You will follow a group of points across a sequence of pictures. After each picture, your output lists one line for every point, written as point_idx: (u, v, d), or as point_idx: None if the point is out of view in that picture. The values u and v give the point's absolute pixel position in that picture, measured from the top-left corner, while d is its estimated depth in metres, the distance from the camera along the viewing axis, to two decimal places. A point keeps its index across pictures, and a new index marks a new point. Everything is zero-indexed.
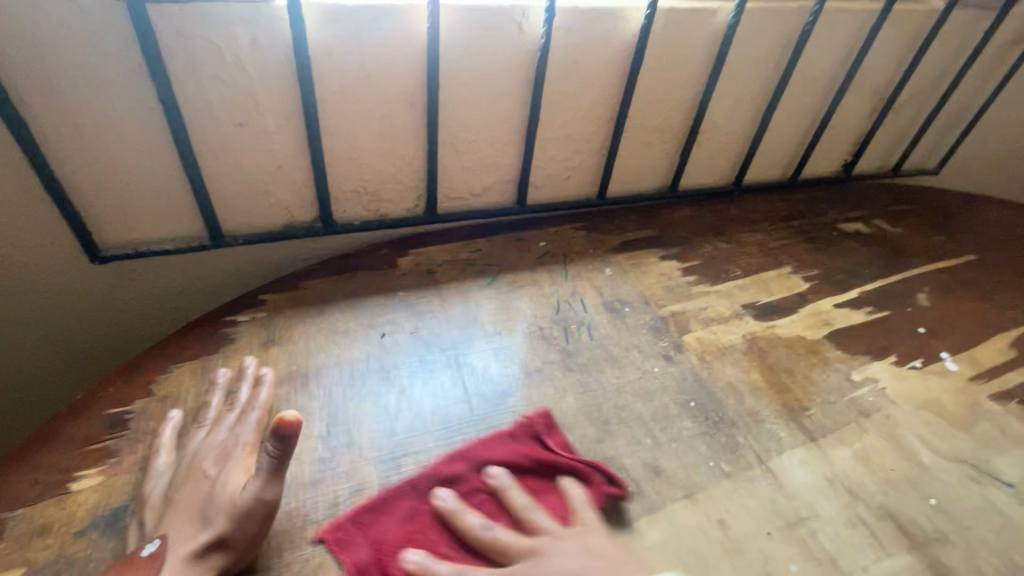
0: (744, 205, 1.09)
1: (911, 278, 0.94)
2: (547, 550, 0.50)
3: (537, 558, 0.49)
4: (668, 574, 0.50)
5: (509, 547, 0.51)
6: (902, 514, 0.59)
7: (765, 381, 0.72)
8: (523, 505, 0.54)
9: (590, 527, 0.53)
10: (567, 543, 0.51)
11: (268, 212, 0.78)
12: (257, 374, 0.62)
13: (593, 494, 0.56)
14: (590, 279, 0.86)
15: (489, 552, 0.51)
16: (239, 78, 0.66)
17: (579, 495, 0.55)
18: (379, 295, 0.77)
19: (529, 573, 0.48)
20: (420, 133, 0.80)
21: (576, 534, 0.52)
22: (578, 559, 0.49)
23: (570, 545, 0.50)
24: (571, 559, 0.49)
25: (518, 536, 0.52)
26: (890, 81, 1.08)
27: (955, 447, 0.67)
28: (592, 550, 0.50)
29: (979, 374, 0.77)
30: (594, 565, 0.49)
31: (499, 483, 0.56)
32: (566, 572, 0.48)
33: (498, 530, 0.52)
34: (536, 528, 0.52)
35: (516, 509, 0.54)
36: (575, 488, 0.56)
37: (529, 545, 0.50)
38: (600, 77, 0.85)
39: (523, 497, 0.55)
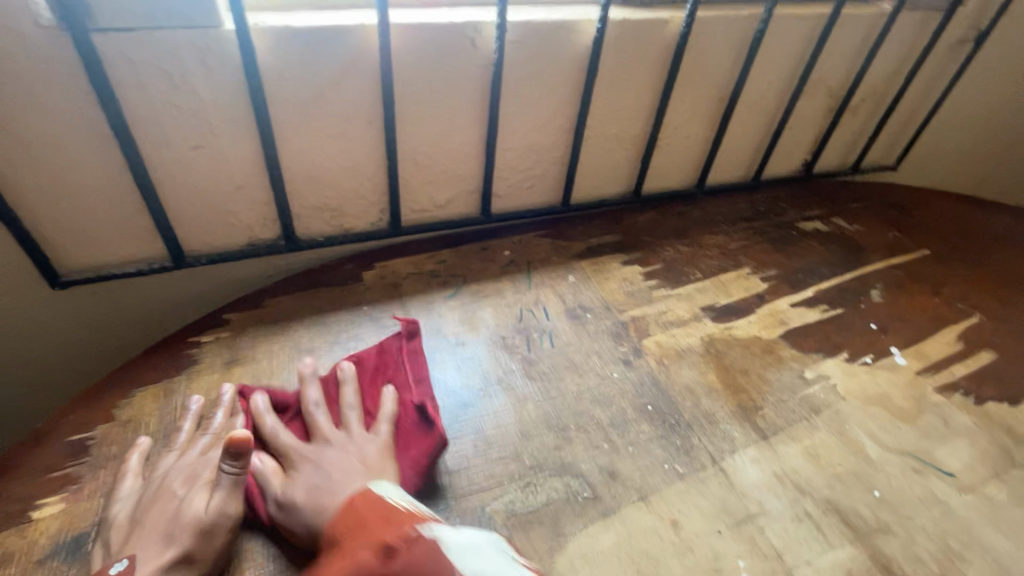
0: (706, 206, 1.11)
1: (865, 274, 0.97)
2: (330, 443, 0.59)
3: (322, 453, 0.58)
4: (385, 484, 0.55)
5: (298, 442, 0.60)
6: (847, 507, 0.62)
7: (721, 382, 0.75)
8: (343, 404, 0.64)
9: (381, 439, 0.61)
10: (354, 442, 0.60)
11: (230, 231, 0.79)
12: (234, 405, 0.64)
13: (405, 408, 0.65)
14: (553, 286, 0.87)
15: (285, 439, 0.59)
16: (192, 102, 0.67)
17: (390, 403, 0.64)
18: (343, 310, 0.78)
19: (305, 466, 0.57)
20: (379, 149, 0.81)
21: (369, 440, 0.60)
22: (344, 453, 0.58)
23: (352, 446, 0.59)
24: (346, 465, 0.57)
25: (331, 425, 0.62)
26: (843, 83, 1.12)
27: (899, 440, 0.70)
28: (359, 460, 0.58)
29: (926, 368, 0.81)
30: (357, 465, 0.57)
31: (343, 377, 0.67)
32: (332, 466, 0.57)
33: (316, 414, 0.62)
34: (335, 428, 0.61)
35: (342, 406, 0.64)
36: (389, 395, 0.65)
37: (325, 437, 0.60)
38: (556, 87, 0.87)
39: (352, 397, 0.65)
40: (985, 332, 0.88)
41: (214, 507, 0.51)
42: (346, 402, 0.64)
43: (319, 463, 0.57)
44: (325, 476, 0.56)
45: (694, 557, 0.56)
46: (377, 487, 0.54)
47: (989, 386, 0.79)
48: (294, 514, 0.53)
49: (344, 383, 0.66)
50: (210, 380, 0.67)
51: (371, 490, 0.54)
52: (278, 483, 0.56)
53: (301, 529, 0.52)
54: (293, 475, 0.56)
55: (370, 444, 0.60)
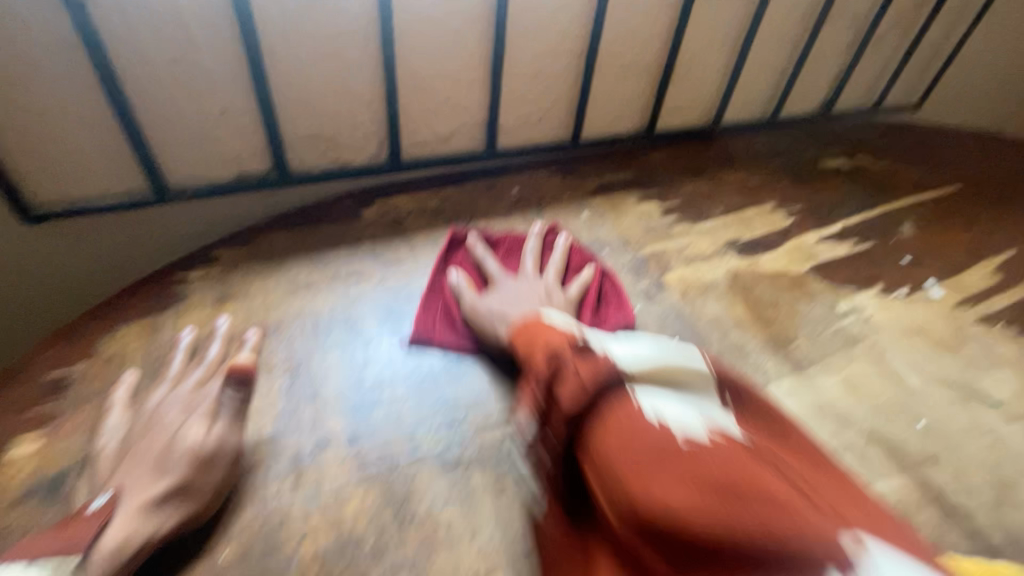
0: (724, 144, 1.05)
1: (894, 209, 0.92)
2: (517, 279, 0.64)
3: (506, 286, 0.63)
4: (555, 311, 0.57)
5: (528, 269, 0.66)
6: (892, 437, 0.58)
7: (750, 315, 0.70)
8: (548, 261, 0.68)
9: (562, 301, 0.63)
10: (534, 281, 0.64)
11: (216, 162, 0.73)
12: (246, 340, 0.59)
13: (596, 286, 0.67)
14: (566, 222, 0.82)
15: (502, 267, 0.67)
16: (167, 9, 0.60)
17: (580, 284, 0.66)
18: (343, 246, 0.73)
19: (498, 288, 0.63)
20: (376, 71, 0.74)
21: (558, 296, 0.63)
22: (533, 291, 0.63)
23: (555, 295, 0.63)
24: (541, 297, 0.62)
25: (533, 269, 0.67)
26: (871, 9, 1.04)
27: (942, 370, 0.65)
28: (544, 296, 0.62)
29: (966, 300, 0.76)
30: (539, 300, 0.62)
31: (543, 243, 0.71)
32: (519, 296, 0.61)
33: (507, 262, 0.68)
34: (546, 270, 0.66)
35: (538, 258, 0.68)
36: (585, 276, 0.67)
37: (541, 274, 0.66)
38: (568, 3, 0.79)
39: (556, 259, 0.68)
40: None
41: (215, 437, 0.48)
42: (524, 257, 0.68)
43: (503, 293, 0.62)
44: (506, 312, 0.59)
45: None
46: (546, 312, 0.54)
47: None
48: (483, 324, 0.59)
49: (551, 242, 0.70)
50: (201, 315, 0.61)
51: (538, 316, 0.53)
52: (469, 295, 0.62)
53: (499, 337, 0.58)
54: (487, 296, 0.62)
55: (556, 291, 0.64)
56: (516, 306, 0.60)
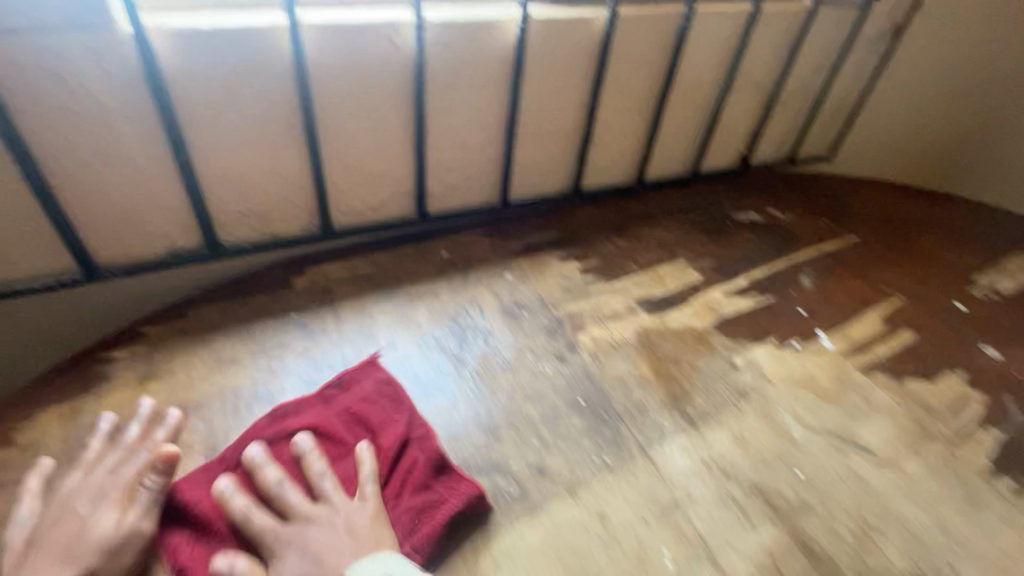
0: (646, 201, 1.13)
1: (796, 262, 1.00)
2: (323, 509, 0.52)
3: (306, 515, 0.52)
4: (386, 554, 0.49)
5: (304, 503, 0.53)
6: (771, 488, 0.63)
7: (653, 372, 0.76)
8: (316, 471, 0.55)
9: (370, 503, 0.54)
10: (342, 504, 0.53)
11: (146, 241, 0.76)
12: (164, 419, 0.61)
13: (387, 447, 0.60)
14: (490, 285, 0.87)
15: (291, 502, 0.53)
16: (93, 108, 0.64)
17: (368, 463, 0.57)
18: (273, 318, 0.77)
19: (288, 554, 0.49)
20: (303, 152, 0.79)
21: (349, 502, 0.53)
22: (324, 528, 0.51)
23: (349, 510, 0.52)
24: (332, 547, 0.49)
25: (309, 495, 0.54)
26: (772, 76, 1.15)
27: (823, 420, 0.72)
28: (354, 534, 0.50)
29: (851, 349, 0.83)
30: (341, 536, 0.50)
31: (304, 447, 0.57)
32: (318, 539, 0.50)
33: (285, 492, 0.53)
34: (322, 486, 0.54)
35: (313, 476, 0.55)
36: (365, 453, 0.58)
37: (332, 489, 0.54)
38: (483, 86, 0.86)
39: (321, 464, 0.56)
40: (907, 312, 0.92)
41: (128, 525, 0.50)
42: (314, 475, 0.55)
43: (300, 536, 0.50)
44: (314, 557, 0.49)
45: (620, 547, 0.56)
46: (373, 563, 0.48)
47: (910, 363, 0.82)
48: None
49: (297, 450, 0.57)
50: (122, 397, 0.64)
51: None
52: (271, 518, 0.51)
53: None
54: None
55: (363, 507, 0.53)
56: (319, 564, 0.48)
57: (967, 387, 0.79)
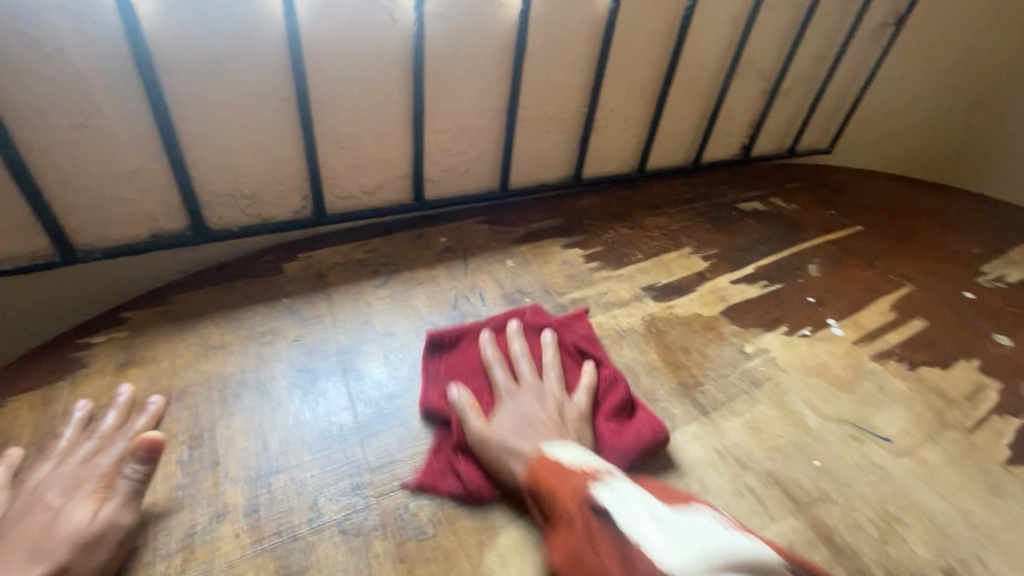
0: (648, 189, 1.10)
1: (803, 250, 0.98)
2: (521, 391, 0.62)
3: (515, 395, 0.62)
4: (561, 446, 0.54)
5: (484, 427, 0.57)
6: (788, 478, 0.60)
7: (662, 360, 0.73)
8: (545, 360, 0.66)
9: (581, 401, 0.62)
10: (531, 392, 0.62)
11: (127, 222, 0.72)
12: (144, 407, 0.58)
13: (568, 360, 0.68)
14: (491, 272, 0.84)
15: (494, 404, 0.61)
16: (70, 76, 0.60)
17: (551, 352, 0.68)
18: (263, 304, 0.73)
19: (500, 421, 0.58)
20: (295, 130, 0.76)
21: (569, 401, 0.62)
22: (540, 401, 0.61)
23: (546, 392, 0.62)
24: (549, 429, 0.57)
25: (531, 376, 0.64)
26: (775, 64, 1.13)
27: (838, 409, 0.69)
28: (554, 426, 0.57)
29: (863, 338, 0.81)
30: (551, 422, 0.58)
31: (511, 331, 0.69)
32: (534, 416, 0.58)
33: (494, 369, 0.64)
34: (543, 381, 0.64)
35: (513, 360, 0.66)
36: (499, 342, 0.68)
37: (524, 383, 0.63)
38: (484, 64, 0.83)
39: (551, 354, 0.67)
40: (917, 301, 0.90)
41: (103, 518, 0.46)
42: (515, 353, 0.67)
43: (524, 412, 0.59)
44: (526, 431, 0.56)
45: None
46: (552, 449, 0.54)
47: (923, 352, 0.80)
48: (499, 465, 0.54)
49: (516, 347, 0.67)
50: (99, 385, 0.60)
51: (548, 452, 0.53)
52: (477, 420, 0.57)
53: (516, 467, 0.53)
54: (490, 445, 0.55)
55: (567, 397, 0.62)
56: (526, 429, 0.57)
57: (981, 375, 0.77)
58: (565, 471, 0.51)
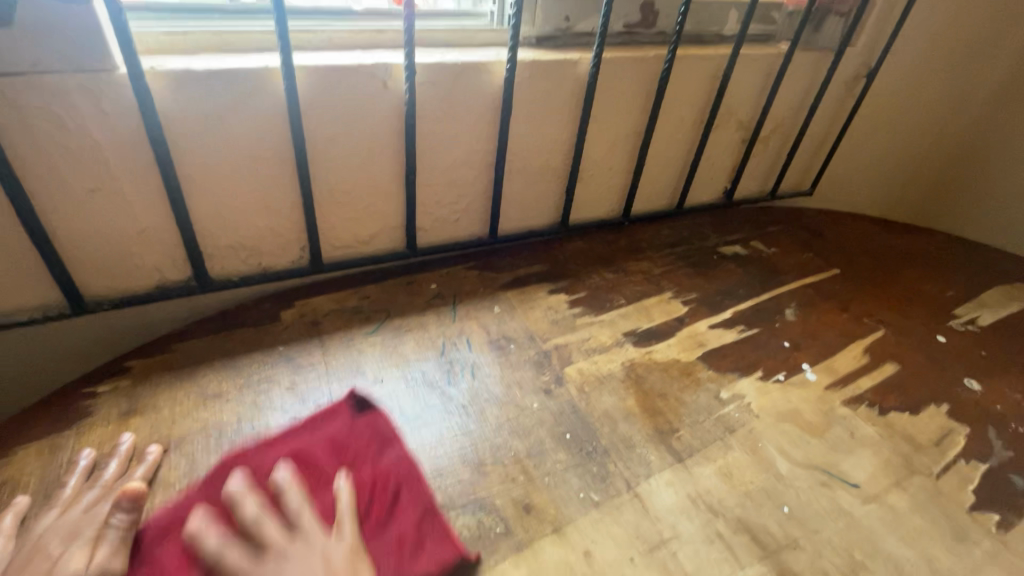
0: (632, 234, 1.15)
1: (780, 294, 1.02)
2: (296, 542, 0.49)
3: (277, 560, 0.47)
4: None
5: (282, 538, 0.49)
6: (758, 524, 0.63)
7: (639, 406, 0.76)
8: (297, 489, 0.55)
9: (348, 538, 0.52)
10: (319, 542, 0.50)
11: (134, 274, 0.77)
12: (144, 455, 0.61)
13: (364, 483, 0.60)
14: (477, 318, 0.88)
15: (229, 568, 0.46)
16: (87, 145, 0.65)
17: (347, 494, 0.56)
18: (258, 352, 0.76)
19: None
20: (293, 187, 0.81)
21: (336, 541, 0.51)
22: (318, 550, 0.49)
23: (324, 545, 0.50)
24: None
25: (285, 534, 0.50)
26: (752, 115, 1.19)
27: (809, 455, 0.72)
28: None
29: (835, 382, 0.84)
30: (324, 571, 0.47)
31: (278, 484, 0.54)
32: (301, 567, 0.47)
33: (264, 525, 0.49)
34: (303, 528, 0.51)
35: (290, 511, 0.52)
36: (344, 485, 0.57)
37: (297, 533, 0.50)
38: (472, 124, 0.89)
39: (346, 498, 0.56)
40: (889, 345, 0.93)
41: (96, 564, 0.49)
42: (248, 516, 0.50)
43: None
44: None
45: None
46: None
47: (893, 396, 0.83)
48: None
49: (247, 504, 0.51)
50: (103, 433, 0.63)
51: None
52: (274, 529, 0.49)
53: None
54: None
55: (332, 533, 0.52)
56: None
57: (949, 420, 0.80)
58: None
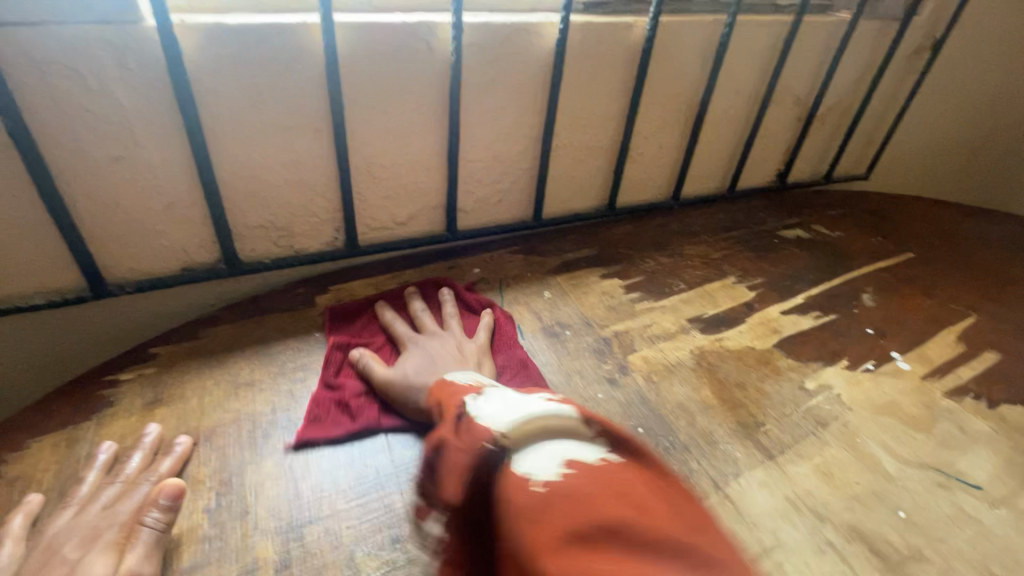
0: (683, 218, 1.07)
1: (854, 279, 0.93)
2: (435, 338, 0.68)
3: (426, 343, 0.67)
4: (467, 372, 0.60)
5: (420, 334, 0.69)
6: (872, 532, 0.54)
7: (717, 397, 0.67)
8: (446, 312, 0.73)
9: (478, 343, 0.68)
10: (456, 343, 0.67)
11: (160, 256, 0.71)
12: (170, 447, 0.54)
13: (501, 330, 0.73)
14: (528, 303, 0.80)
15: (398, 336, 0.69)
16: (110, 108, 0.59)
17: (489, 320, 0.72)
18: (293, 339, 0.70)
19: (410, 353, 0.65)
20: (330, 162, 0.74)
21: (469, 340, 0.68)
22: (446, 346, 0.66)
23: (455, 342, 0.67)
24: (446, 362, 0.63)
25: (436, 327, 0.70)
26: (812, 90, 1.10)
27: (917, 452, 0.63)
28: (459, 362, 0.64)
29: (932, 373, 0.75)
30: (453, 359, 0.64)
31: (443, 300, 0.76)
32: (429, 357, 0.64)
33: (422, 320, 0.71)
34: (450, 328, 0.70)
35: (441, 320, 0.72)
36: (489, 317, 0.73)
37: (443, 332, 0.69)
38: (519, 94, 0.82)
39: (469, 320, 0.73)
40: (985, 332, 0.83)
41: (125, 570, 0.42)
42: (416, 313, 0.72)
43: (419, 352, 0.65)
44: (425, 364, 0.63)
45: None
46: (455, 372, 0.59)
47: (1001, 388, 0.73)
48: (402, 388, 0.60)
49: (417, 306, 0.73)
50: (125, 425, 0.57)
51: (448, 374, 0.58)
52: (381, 367, 0.62)
53: (411, 396, 0.59)
54: (399, 363, 0.63)
55: (469, 342, 0.67)
56: (427, 368, 0.62)
57: None
58: (455, 387, 0.52)
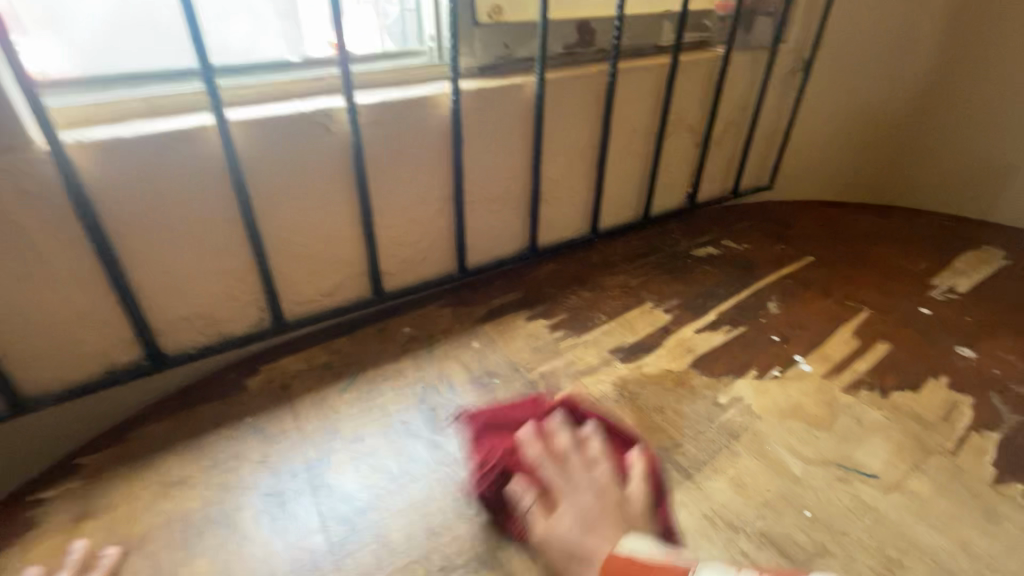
0: (603, 250, 1.14)
1: (761, 289, 1.00)
2: (553, 496, 0.54)
3: (565, 501, 0.53)
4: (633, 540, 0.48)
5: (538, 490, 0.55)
6: (781, 535, 0.59)
7: (638, 425, 0.72)
8: (555, 453, 0.58)
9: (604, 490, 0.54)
10: (574, 498, 0.53)
11: (79, 363, 0.71)
12: (95, 561, 0.55)
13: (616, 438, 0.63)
14: (457, 357, 0.83)
15: (543, 478, 0.56)
16: (10, 232, 0.60)
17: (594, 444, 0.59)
18: (224, 426, 0.71)
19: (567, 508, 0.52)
20: (245, 248, 0.77)
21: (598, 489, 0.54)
22: (580, 501, 0.52)
23: (575, 499, 0.53)
24: (584, 523, 0.50)
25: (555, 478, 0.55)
26: (703, 118, 1.20)
27: (819, 451, 0.68)
28: (598, 521, 0.50)
29: (831, 371, 0.82)
30: (596, 520, 0.50)
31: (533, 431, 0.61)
32: (566, 528, 0.50)
33: (541, 466, 0.57)
34: (561, 475, 0.55)
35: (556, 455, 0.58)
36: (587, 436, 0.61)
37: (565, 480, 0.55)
38: (425, 160, 0.87)
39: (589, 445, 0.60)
40: (877, 324, 0.91)
41: None
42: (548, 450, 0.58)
43: (561, 518, 0.51)
44: (577, 532, 0.50)
45: None
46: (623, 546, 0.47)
47: (893, 377, 0.80)
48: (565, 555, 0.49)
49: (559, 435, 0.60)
50: (50, 545, 0.56)
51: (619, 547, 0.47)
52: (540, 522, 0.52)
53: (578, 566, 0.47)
54: (553, 520, 0.51)
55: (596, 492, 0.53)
56: (574, 545, 0.49)
57: (952, 392, 0.78)
58: None
